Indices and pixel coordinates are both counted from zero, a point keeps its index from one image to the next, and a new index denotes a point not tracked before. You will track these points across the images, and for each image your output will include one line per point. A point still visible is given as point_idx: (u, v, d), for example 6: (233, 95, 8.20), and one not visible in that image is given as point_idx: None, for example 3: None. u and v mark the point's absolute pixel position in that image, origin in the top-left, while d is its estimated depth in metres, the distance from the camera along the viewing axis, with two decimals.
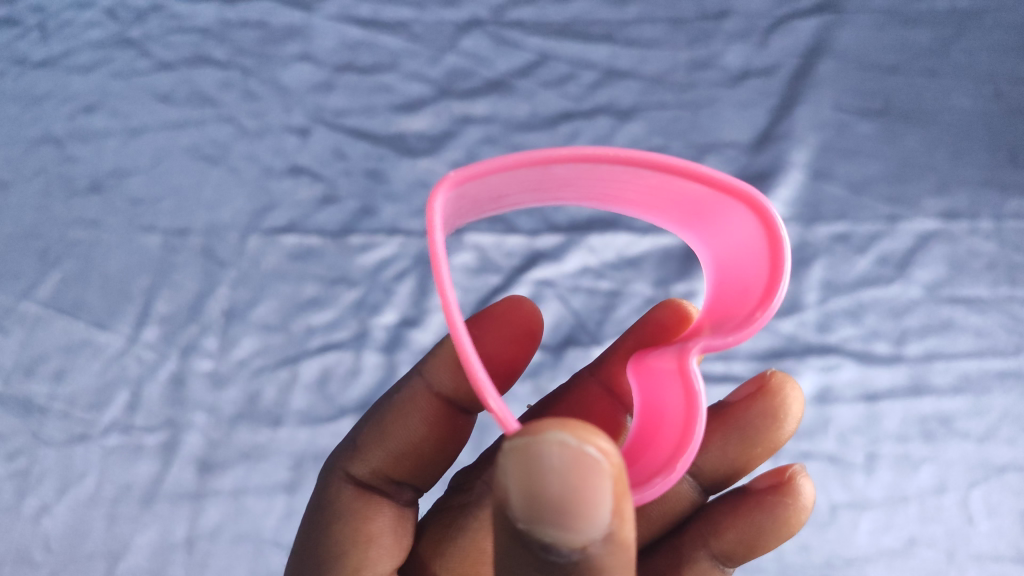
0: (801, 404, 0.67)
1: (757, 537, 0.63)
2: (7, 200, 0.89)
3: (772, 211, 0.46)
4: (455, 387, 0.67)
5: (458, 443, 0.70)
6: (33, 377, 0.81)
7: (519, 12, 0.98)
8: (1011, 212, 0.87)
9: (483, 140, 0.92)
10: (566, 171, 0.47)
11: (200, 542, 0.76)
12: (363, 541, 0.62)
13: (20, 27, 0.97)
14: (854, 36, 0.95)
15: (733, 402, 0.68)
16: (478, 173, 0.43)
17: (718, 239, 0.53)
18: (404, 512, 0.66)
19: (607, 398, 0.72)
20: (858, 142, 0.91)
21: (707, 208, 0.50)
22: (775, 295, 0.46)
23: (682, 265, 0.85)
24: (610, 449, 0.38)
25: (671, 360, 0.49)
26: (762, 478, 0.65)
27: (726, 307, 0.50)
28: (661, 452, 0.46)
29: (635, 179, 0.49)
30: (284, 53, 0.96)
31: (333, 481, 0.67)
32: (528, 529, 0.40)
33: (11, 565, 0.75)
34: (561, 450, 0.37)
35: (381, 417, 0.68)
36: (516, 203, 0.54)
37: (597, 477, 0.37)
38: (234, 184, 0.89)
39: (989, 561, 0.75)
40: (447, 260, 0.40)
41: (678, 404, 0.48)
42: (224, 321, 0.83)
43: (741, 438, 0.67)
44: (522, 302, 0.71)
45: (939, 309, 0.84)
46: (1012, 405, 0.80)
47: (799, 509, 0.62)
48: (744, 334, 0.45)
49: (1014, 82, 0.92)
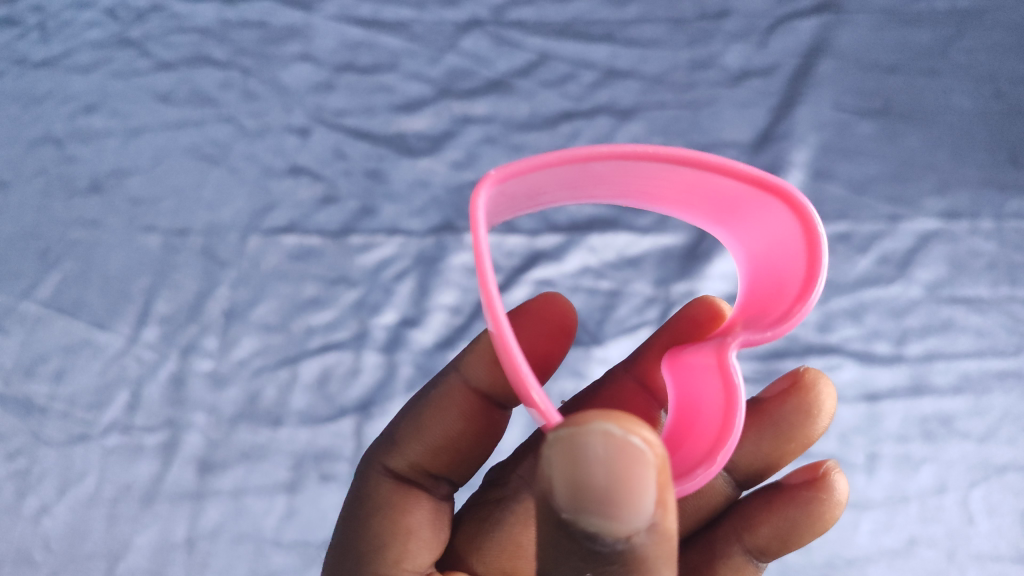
0: (834, 399, 0.66)
1: (791, 532, 0.64)
2: (7, 200, 0.89)
3: (808, 207, 0.46)
4: (491, 382, 0.67)
5: (494, 437, 0.70)
6: (33, 377, 0.81)
7: (518, 12, 0.98)
8: (1011, 212, 0.87)
9: (483, 140, 0.92)
10: (603, 168, 0.47)
11: (200, 542, 0.76)
12: (403, 533, 0.62)
13: (20, 27, 0.97)
14: (855, 36, 0.95)
15: (767, 397, 0.68)
16: (519, 171, 0.43)
17: (751, 236, 0.53)
18: (441, 505, 0.66)
19: (641, 393, 0.73)
20: (858, 142, 0.91)
21: (741, 205, 0.50)
22: (813, 290, 0.46)
23: (682, 265, 0.85)
24: (654, 440, 0.38)
25: (710, 354, 0.49)
26: (796, 473, 0.65)
27: (761, 303, 0.50)
28: (699, 446, 0.47)
29: (670, 177, 0.49)
30: (284, 52, 0.96)
31: (372, 474, 0.67)
32: (573, 520, 0.39)
33: (11, 565, 0.74)
34: (606, 440, 0.37)
35: (419, 411, 0.68)
36: (550, 201, 0.54)
37: (643, 467, 0.37)
38: (235, 184, 0.89)
39: (990, 561, 0.74)
40: (490, 254, 0.40)
41: (715, 399, 0.48)
42: (224, 321, 0.83)
43: (775, 434, 0.67)
44: (556, 297, 0.71)
45: (939, 308, 0.84)
46: (1012, 405, 0.80)
47: (834, 505, 0.62)
48: (782, 328, 0.46)
49: (1015, 82, 0.92)
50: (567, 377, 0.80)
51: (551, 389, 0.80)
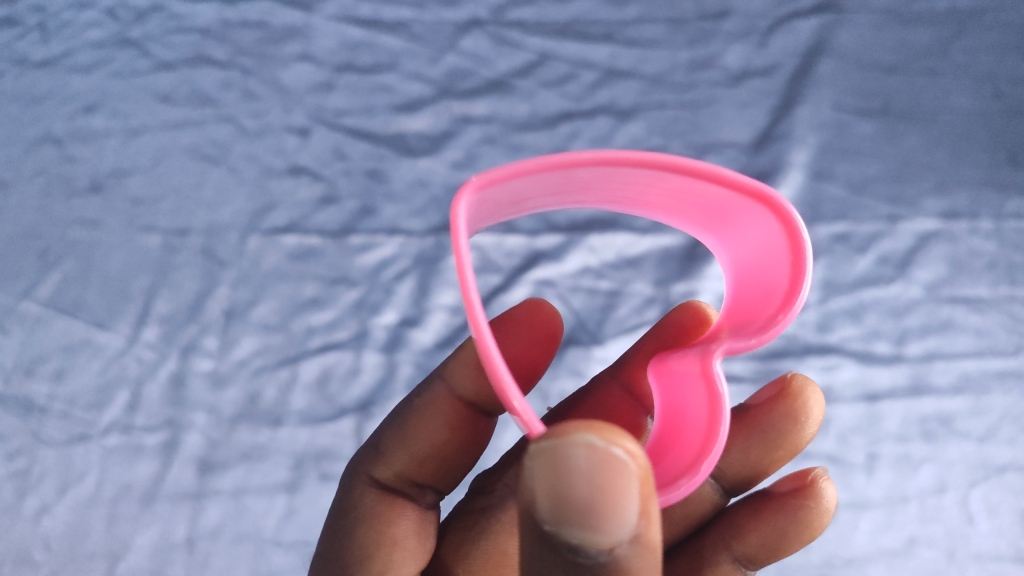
0: (822, 406, 0.67)
1: (778, 540, 0.64)
2: (7, 200, 0.89)
3: (794, 214, 0.46)
4: (476, 390, 0.67)
5: (481, 445, 0.70)
6: (33, 377, 0.81)
7: (519, 12, 0.98)
8: (1011, 213, 0.87)
9: (483, 140, 0.92)
10: (587, 174, 0.47)
11: (200, 542, 0.76)
12: (387, 544, 0.62)
13: (20, 27, 0.97)
14: (854, 35, 0.95)
15: (755, 404, 0.68)
16: (501, 177, 0.43)
17: (738, 242, 0.53)
18: (426, 515, 0.67)
19: (627, 400, 0.73)
20: (858, 142, 0.91)
21: (727, 211, 0.50)
22: (798, 297, 0.46)
23: (682, 265, 0.85)
24: (636, 450, 0.38)
25: (694, 362, 0.49)
26: (784, 481, 0.65)
27: (747, 310, 0.50)
28: (684, 455, 0.47)
29: (656, 183, 0.49)
30: (284, 52, 0.96)
31: (356, 484, 0.67)
32: (555, 531, 0.39)
33: (11, 565, 0.74)
34: (588, 451, 0.37)
35: (404, 420, 0.68)
36: (536, 207, 0.54)
37: (625, 477, 0.37)
38: (235, 185, 0.89)
39: (989, 561, 0.74)
40: (471, 261, 0.40)
41: (699, 407, 0.48)
42: (224, 321, 0.83)
43: (763, 442, 0.67)
44: (544, 305, 0.71)
45: (939, 308, 0.84)
46: (1012, 405, 0.80)
47: (820, 513, 0.62)
48: (767, 336, 0.46)
49: (1014, 83, 0.92)
50: (566, 377, 0.80)
51: (550, 389, 0.80)
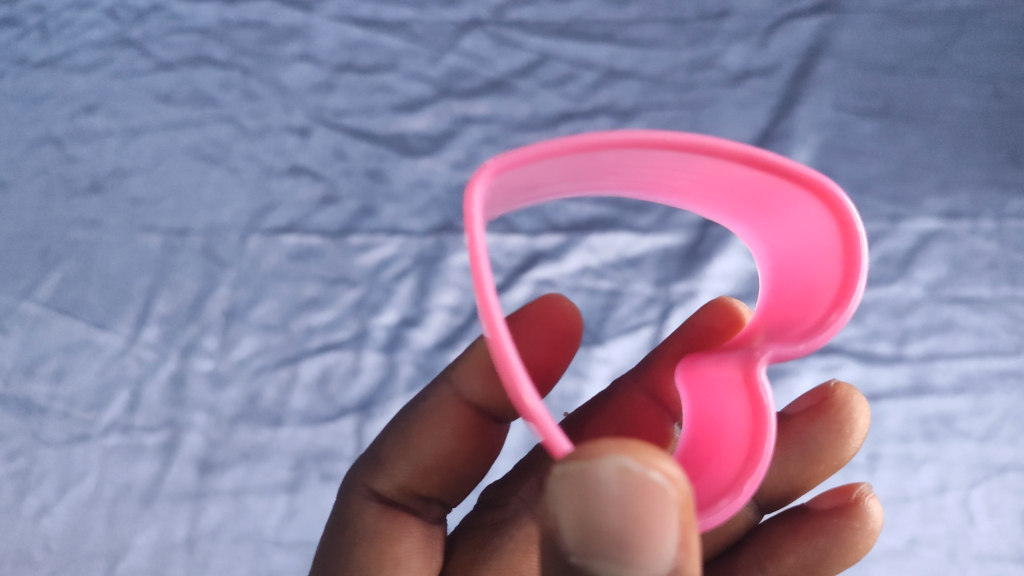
0: (867, 418, 0.67)
1: (819, 562, 0.64)
2: (7, 200, 0.89)
3: (845, 202, 0.46)
4: (486, 395, 0.68)
5: (490, 454, 0.70)
6: (33, 377, 0.81)
7: (519, 12, 0.98)
8: (1012, 213, 0.87)
9: (483, 140, 0.92)
10: (612, 157, 0.46)
11: (200, 542, 0.76)
12: (391, 564, 0.61)
13: (20, 28, 0.98)
14: (855, 36, 0.95)
15: (794, 414, 0.68)
16: (523, 160, 0.42)
17: (776, 231, 0.53)
18: (431, 531, 0.66)
19: (652, 406, 0.73)
20: (859, 142, 0.91)
21: (770, 199, 0.50)
22: (851, 294, 0.46)
23: (682, 265, 0.85)
24: (675, 474, 0.38)
25: (734, 369, 0.49)
26: (825, 499, 0.66)
27: (789, 308, 0.50)
28: (725, 470, 0.46)
29: (688, 167, 0.48)
30: (284, 53, 0.96)
31: (355, 498, 0.67)
32: (583, 564, 0.39)
33: (10, 565, 0.74)
34: (623, 475, 0.37)
35: (408, 428, 0.68)
36: (553, 192, 0.53)
37: (663, 503, 0.37)
38: (234, 185, 0.89)
39: (990, 561, 0.74)
40: (483, 245, 0.38)
41: (741, 417, 0.48)
42: (224, 321, 0.83)
43: (803, 454, 0.67)
44: (560, 302, 0.71)
45: (939, 309, 0.84)
46: (1013, 405, 0.80)
47: (867, 534, 0.63)
48: (817, 340, 0.45)
49: (1014, 82, 0.92)
50: (567, 377, 0.80)
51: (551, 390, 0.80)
